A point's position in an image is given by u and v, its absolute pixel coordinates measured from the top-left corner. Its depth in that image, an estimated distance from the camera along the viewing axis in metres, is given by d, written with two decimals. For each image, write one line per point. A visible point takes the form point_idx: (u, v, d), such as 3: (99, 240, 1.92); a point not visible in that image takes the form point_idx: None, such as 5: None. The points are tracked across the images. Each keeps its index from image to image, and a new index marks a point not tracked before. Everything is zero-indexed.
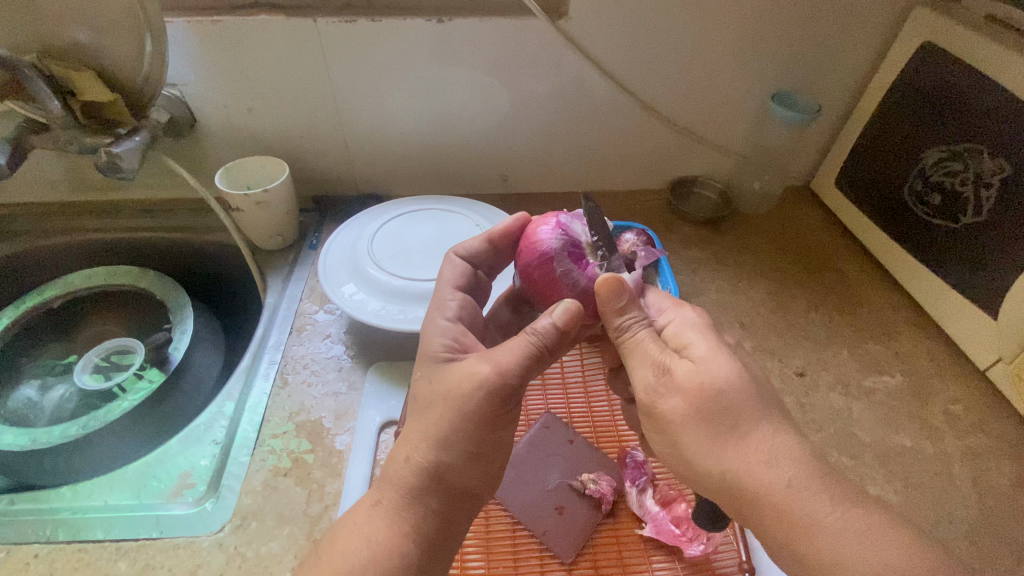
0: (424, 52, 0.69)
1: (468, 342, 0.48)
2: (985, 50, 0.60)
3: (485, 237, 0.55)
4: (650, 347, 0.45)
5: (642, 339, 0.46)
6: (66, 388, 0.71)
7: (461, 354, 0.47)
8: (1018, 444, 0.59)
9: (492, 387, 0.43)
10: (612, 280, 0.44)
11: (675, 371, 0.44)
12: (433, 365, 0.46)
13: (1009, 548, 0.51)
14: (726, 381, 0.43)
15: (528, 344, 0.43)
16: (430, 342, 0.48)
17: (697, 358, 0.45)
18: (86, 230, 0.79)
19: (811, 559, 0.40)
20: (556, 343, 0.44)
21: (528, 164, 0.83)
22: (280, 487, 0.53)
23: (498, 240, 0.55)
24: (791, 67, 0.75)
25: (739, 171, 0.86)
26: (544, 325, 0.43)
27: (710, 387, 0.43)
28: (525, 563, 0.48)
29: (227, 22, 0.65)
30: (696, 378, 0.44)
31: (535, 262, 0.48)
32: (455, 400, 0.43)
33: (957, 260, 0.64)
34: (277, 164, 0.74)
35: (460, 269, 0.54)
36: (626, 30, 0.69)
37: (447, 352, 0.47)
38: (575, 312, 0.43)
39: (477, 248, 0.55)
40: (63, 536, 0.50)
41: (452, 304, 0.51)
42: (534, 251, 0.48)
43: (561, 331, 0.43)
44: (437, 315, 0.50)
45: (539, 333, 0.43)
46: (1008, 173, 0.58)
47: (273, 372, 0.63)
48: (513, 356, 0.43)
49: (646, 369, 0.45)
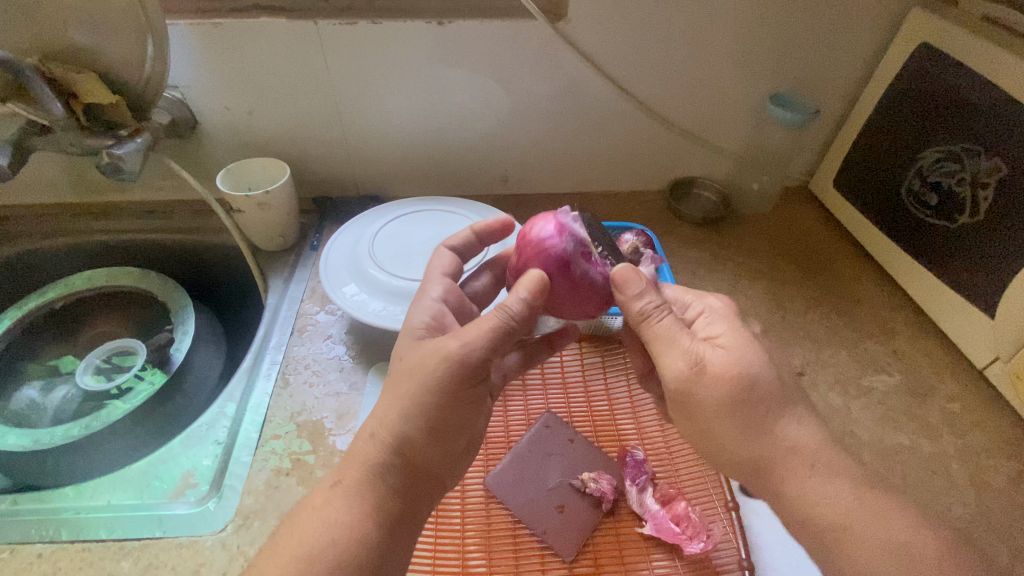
0: (424, 54, 0.70)
1: (447, 322, 0.49)
2: (981, 51, 0.60)
3: (472, 228, 0.57)
4: (682, 337, 0.45)
5: (671, 329, 0.45)
6: (68, 389, 0.72)
7: (436, 333, 0.48)
8: (1015, 443, 0.60)
9: (462, 363, 0.43)
10: (625, 269, 0.44)
11: (709, 362, 0.45)
12: (409, 340, 0.47)
13: (1006, 545, 0.52)
14: (757, 372, 0.45)
15: (498, 319, 0.44)
16: (412, 319, 0.49)
17: (730, 346, 0.46)
18: (88, 231, 0.79)
19: None
20: (522, 317, 0.44)
21: (528, 165, 0.84)
22: (282, 487, 0.54)
23: (480, 234, 0.57)
24: (789, 69, 0.75)
25: (738, 172, 0.86)
26: (512, 300, 0.43)
27: (742, 378, 0.44)
28: (526, 561, 0.49)
29: (228, 25, 0.66)
30: (731, 365, 0.44)
31: (533, 257, 0.46)
32: (420, 374, 0.43)
33: (955, 260, 0.65)
34: (278, 165, 0.75)
35: (450, 258, 0.55)
36: (625, 32, 0.70)
37: (425, 329, 0.48)
38: (540, 283, 0.43)
39: (463, 239, 0.57)
40: (66, 535, 0.50)
41: (437, 289, 0.52)
42: (534, 246, 0.46)
43: (529, 306, 0.43)
44: (424, 295, 0.51)
45: (510, 307, 0.43)
46: (1004, 173, 0.58)
47: (275, 372, 0.63)
48: (479, 330, 0.44)
49: (677, 358, 0.45)
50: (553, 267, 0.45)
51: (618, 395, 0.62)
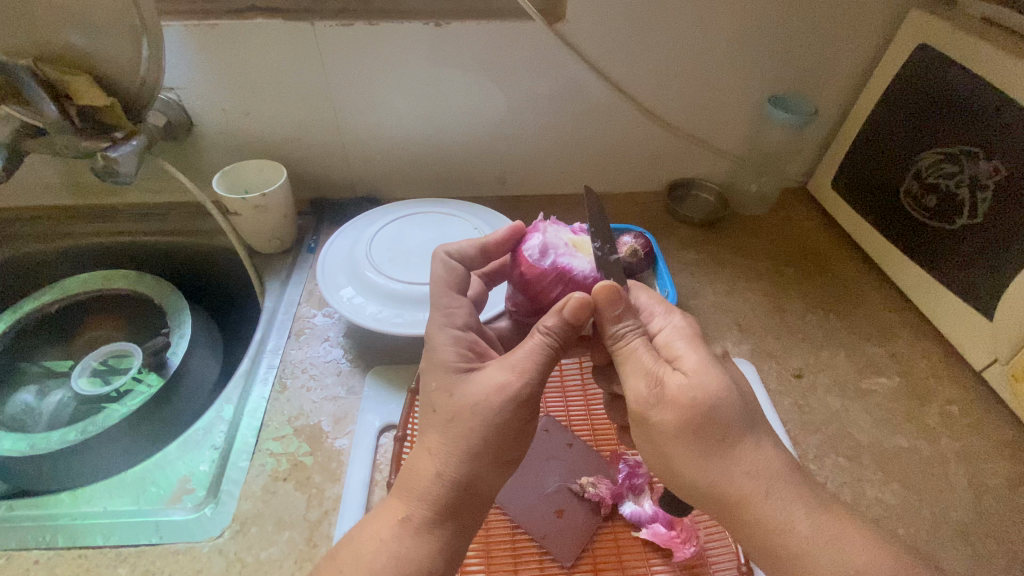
0: (421, 56, 0.70)
1: (478, 350, 0.46)
2: (979, 54, 0.60)
3: (483, 245, 0.53)
4: (645, 359, 0.45)
5: (637, 352, 0.45)
6: (63, 393, 0.71)
7: (478, 363, 0.45)
8: (1013, 445, 0.60)
9: (514, 395, 0.41)
10: (608, 286, 0.45)
11: (669, 386, 0.43)
12: (452, 376, 0.43)
13: (1004, 549, 0.52)
14: (716, 399, 0.42)
15: (546, 347, 0.43)
16: (443, 352, 0.45)
17: (691, 370, 0.43)
18: (81, 234, 0.79)
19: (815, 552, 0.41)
20: (566, 338, 0.44)
21: (525, 168, 0.83)
22: (279, 492, 0.53)
23: (491, 248, 0.54)
24: (786, 71, 0.75)
25: (735, 174, 0.86)
26: (555, 322, 0.44)
27: (701, 404, 0.42)
28: (524, 567, 0.49)
29: (223, 26, 0.65)
30: (688, 391, 0.42)
31: (553, 279, 0.53)
32: (482, 411, 0.41)
33: (955, 262, 0.64)
34: (275, 167, 0.74)
35: (458, 274, 0.50)
36: (622, 35, 0.70)
37: (466, 363, 0.44)
38: (584, 306, 0.44)
39: (469, 254, 0.52)
40: (62, 542, 0.50)
41: (459, 311, 0.48)
42: (539, 267, 0.53)
43: (570, 326, 0.44)
44: (445, 324, 0.47)
45: (552, 332, 0.43)
46: (1004, 176, 0.58)
47: (272, 376, 0.63)
48: (529, 358, 0.43)
49: (638, 380, 0.44)
50: (579, 283, 0.52)
51: None
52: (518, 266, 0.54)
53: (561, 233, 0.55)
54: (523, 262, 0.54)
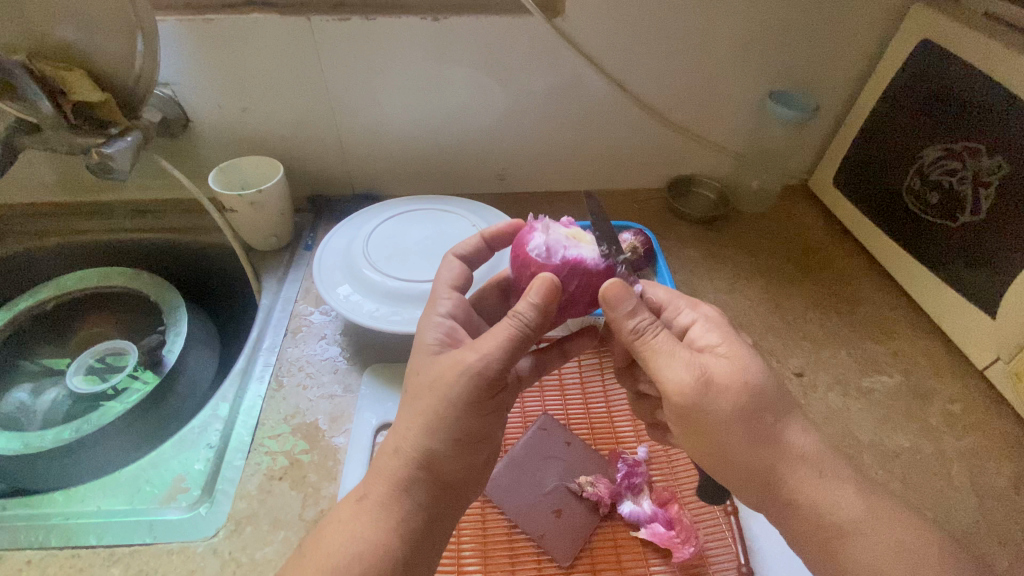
0: (419, 51, 0.69)
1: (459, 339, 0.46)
2: (982, 49, 0.59)
3: (484, 237, 0.55)
4: (680, 349, 0.44)
5: (671, 343, 0.44)
6: (58, 391, 0.71)
7: (451, 347, 0.45)
8: (1015, 443, 0.59)
9: None
10: (614, 285, 0.44)
11: (713, 372, 0.43)
12: (422, 358, 0.44)
13: (1007, 549, 0.51)
14: (760, 382, 0.43)
15: (511, 331, 0.42)
16: (422, 335, 0.46)
17: (731, 354, 0.44)
18: (77, 231, 0.78)
19: None
20: (538, 324, 0.42)
21: (525, 165, 0.83)
22: (274, 491, 0.53)
23: (492, 241, 0.56)
24: (787, 67, 0.74)
25: (736, 171, 0.85)
26: (524, 307, 0.41)
27: (749, 387, 0.43)
28: (521, 566, 0.48)
29: (219, 21, 0.64)
30: (735, 375, 0.43)
31: (569, 274, 0.46)
32: (442, 393, 0.41)
33: (957, 259, 0.64)
34: (272, 163, 0.73)
35: (459, 269, 0.52)
36: (621, 30, 0.69)
37: (438, 346, 0.44)
38: (553, 287, 0.42)
39: (472, 247, 0.55)
40: (55, 542, 0.49)
41: (447, 302, 0.49)
42: (547, 265, 0.47)
43: (541, 311, 0.41)
44: (432, 312, 0.48)
45: (520, 316, 0.41)
46: (1007, 172, 0.57)
47: (268, 375, 0.62)
48: (495, 342, 0.41)
49: (681, 368, 0.43)
50: (592, 276, 0.47)
51: (615, 395, 0.61)
52: (524, 267, 0.48)
53: (557, 230, 0.50)
54: (530, 263, 0.47)
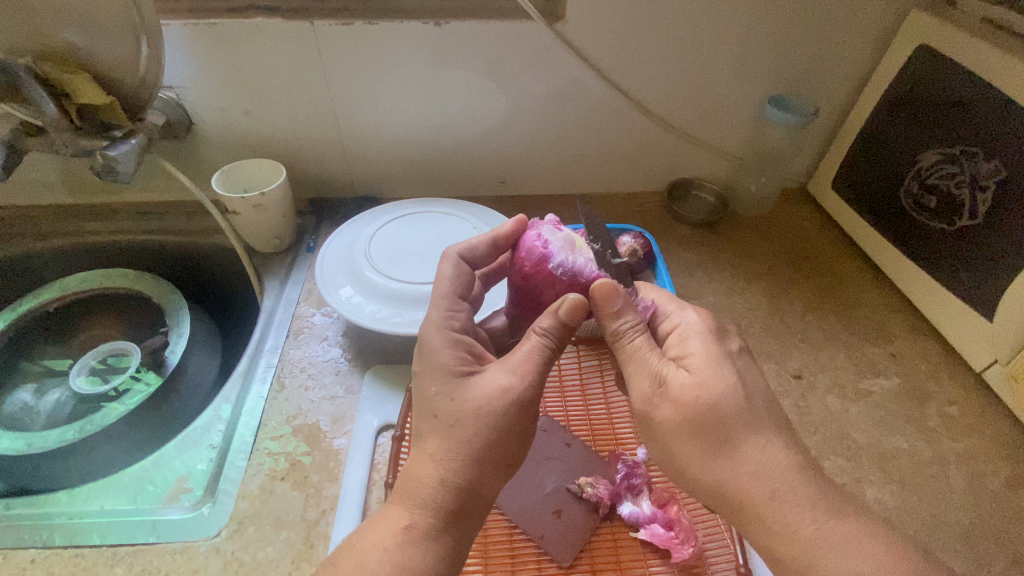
0: (421, 55, 0.69)
1: (476, 352, 0.46)
2: (979, 54, 0.60)
3: (491, 239, 0.52)
4: (649, 358, 0.45)
5: (642, 350, 0.45)
6: (62, 392, 0.71)
7: (475, 363, 0.45)
8: (1012, 446, 0.59)
9: (509, 396, 0.41)
10: (606, 285, 0.45)
11: (671, 384, 0.44)
12: (454, 380, 0.43)
13: (1004, 550, 0.52)
14: (721, 398, 0.43)
15: (543, 348, 0.43)
16: (440, 356, 0.44)
17: (695, 369, 0.44)
18: (80, 232, 0.79)
19: (810, 551, 0.40)
20: (562, 338, 0.44)
21: (525, 168, 0.83)
22: (276, 491, 0.53)
23: (501, 243, 0.53)
24: (786, 71, 0.75)
25: (735, 174, 0.86)
26: (549, 323, 0.43)
27: (704, 403, 0.43)
28: (521, 567, 0.49)
29: (223, 25, 0.65)
30: (692, 390, 0.43)
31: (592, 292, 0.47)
32: (482, 412, 0.41)
33: (955, 262, 0.64)
34: (274, 166, 0.74)
35: (463, 275, 0.51)
36: (622, 35, 0.70)
37: (463, 364, 0.44)
38: (578, 306, 0.43)
39: (482, 251, 0.52)
40: (59, 541, 0.50)
41: (460, 314, 0.48)
42: (573, 285, 0.47)
43: (567, 327, 0.43)
44: (445, 327, 0.46)
45: (549, 333, 0.43)
46: (1004, 177, 0.58)
47: (271, 375, 0.63)
48: (529, 359, 0.43)
49: (642, 379, 0.45)
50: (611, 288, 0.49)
51: (615, 396, 0.61)
52: (551, 288, 0.47)
53: (560, 238, 0.48)
54: (555, 284, 0.47)
